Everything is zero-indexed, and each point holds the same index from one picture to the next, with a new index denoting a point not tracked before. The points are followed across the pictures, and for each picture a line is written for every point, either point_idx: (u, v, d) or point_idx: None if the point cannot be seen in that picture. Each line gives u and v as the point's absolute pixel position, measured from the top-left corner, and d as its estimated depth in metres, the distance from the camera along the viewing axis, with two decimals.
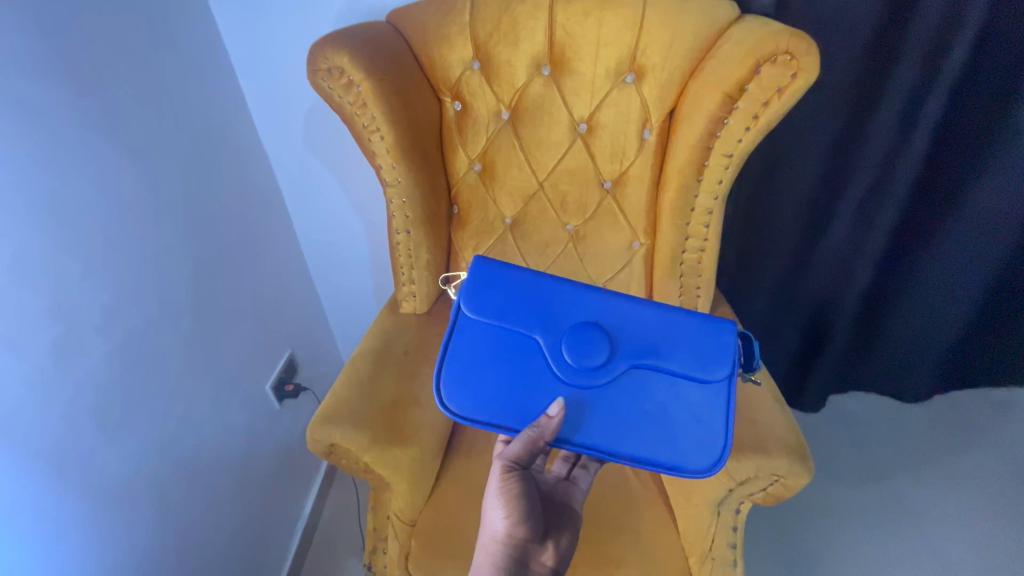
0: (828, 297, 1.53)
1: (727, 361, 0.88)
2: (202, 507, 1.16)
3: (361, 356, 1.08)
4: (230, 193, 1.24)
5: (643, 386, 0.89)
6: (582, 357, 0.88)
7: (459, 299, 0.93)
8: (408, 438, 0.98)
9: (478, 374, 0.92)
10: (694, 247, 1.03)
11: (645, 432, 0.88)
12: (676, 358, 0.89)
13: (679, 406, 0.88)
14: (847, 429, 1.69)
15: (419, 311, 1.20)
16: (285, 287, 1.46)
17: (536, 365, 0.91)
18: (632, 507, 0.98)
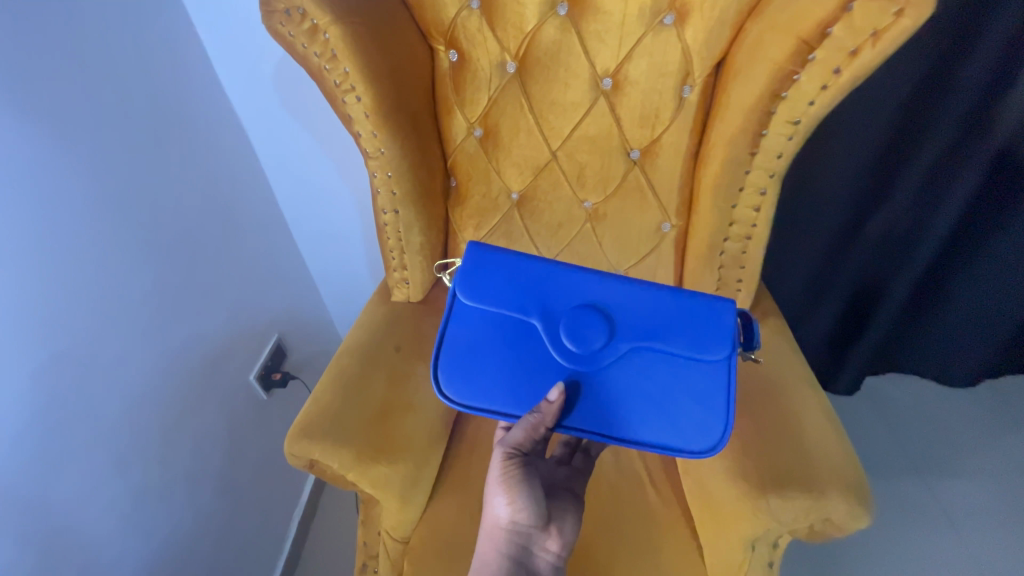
0: (874, 277, 1.33)
1: (728, 339, 0.75)
2: (182, 513, 1.07)
3: (347, 355, 0.95)
4: (193, 163, 1.05)
5: (644, 368, 0.75)
6: (582, 338, 0.74)
7: (455, 280, 0.77)
8: (398, 452, 0.87)
9: (478, 371, 0.76)
10: (738, 235, 0.85)
11: (652, 417, 0.74)
12: (674, 340, 0.75)
13: (685, 386, 0.75)
14: (888, 416, 1.51)
15: (414, 299, 1.06)
16: (266, 270, 1.29)
17: (534, 353, 0.76)
18: (652, 530, 0.87)
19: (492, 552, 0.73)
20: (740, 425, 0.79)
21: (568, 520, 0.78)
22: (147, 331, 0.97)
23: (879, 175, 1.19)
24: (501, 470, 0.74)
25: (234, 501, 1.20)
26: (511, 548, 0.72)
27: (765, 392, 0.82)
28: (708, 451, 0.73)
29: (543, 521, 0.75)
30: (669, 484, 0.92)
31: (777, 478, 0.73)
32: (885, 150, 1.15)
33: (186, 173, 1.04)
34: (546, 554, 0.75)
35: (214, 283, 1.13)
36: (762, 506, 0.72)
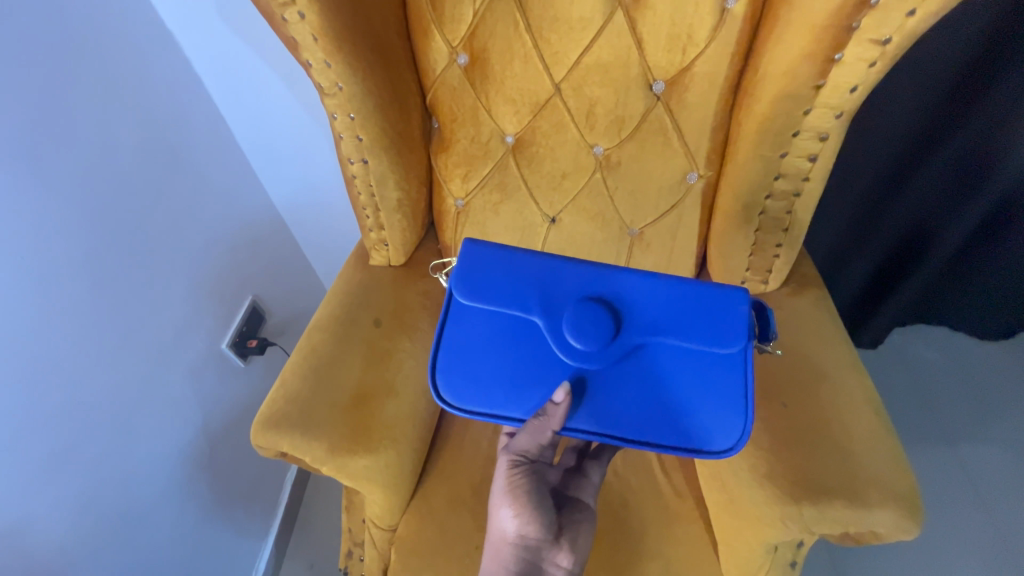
0: (927, 221, 1.09)
1: (741, 329, 0.62)
2: (157, 501, 0.95)
3: (319, 331, 0.83)
4: (105, 90, 0.83)
5: (659, 364, 0.63)
6: (588, 335, 0.61)
7: (450, 277, 0.65)
8: (379, 442, 0.77)
9: (480, 374, 0.65)
10: (784, 192, 0.69)
11: (669, 416, 0.63)
12: (689, 333, 0.63)
13: (706, 381, 0.64)
14: (932, 378, 1.32)
15: (395, 263, 0.94)
16: (221, 228, 1.08)
17: (536, 352, 0.64)
18: (661, 522, 0.79)
19: (499, 568, 0.65)
20: (769, 421, 0.68)
21: (581, 530, 0.69)
22: (75, 303, 0.80)
23: (961, 100, 0.94)
24: (507, 479, 0.67)
25: (216, 481, 1.09)
26: (520, 564, 0.64)
27: (800, 379, 0.70)
28: (730, 450, 0.62)
29: (552, 533, 0.66)
30: (681, 471, 0.84)
31: (813, 486, 0.62)
32: (974, 58, 0.90)
33: (96, 103, 0.82)
34: (560, 570, 0.66)
35: (159, 242, 0.94)
36: (793, 516, 0.62)
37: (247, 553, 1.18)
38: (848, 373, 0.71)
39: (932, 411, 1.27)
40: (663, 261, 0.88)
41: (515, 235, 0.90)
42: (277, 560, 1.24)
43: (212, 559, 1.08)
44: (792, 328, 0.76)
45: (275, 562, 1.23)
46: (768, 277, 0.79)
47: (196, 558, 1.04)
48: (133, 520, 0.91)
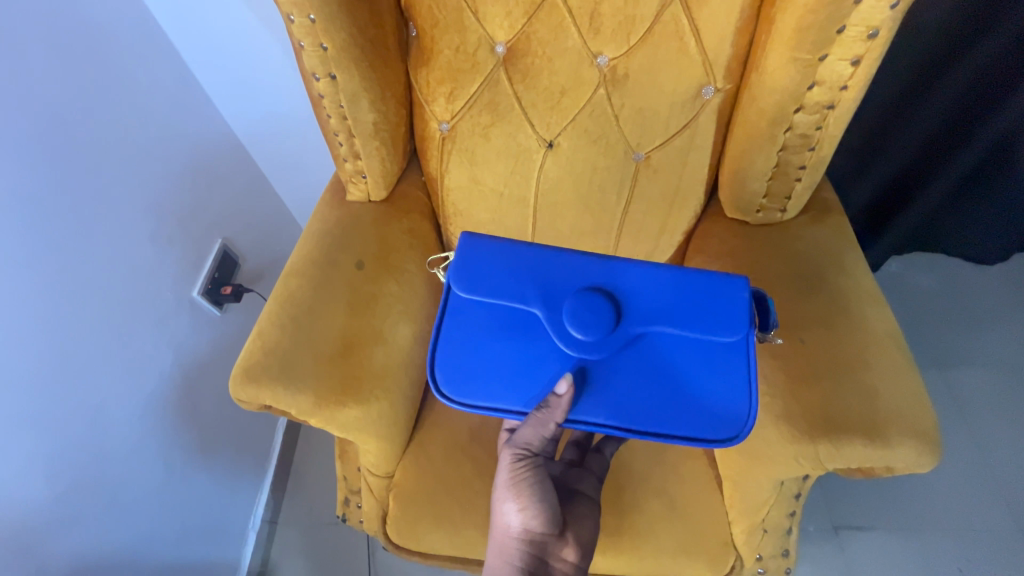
0: (933, 144, 1.02)
1: (741, 317, 0.59)
2: (141, 454, 0.92)
3: (297, 276, 0.77)
4: None
5: (662, 355, 0.60)
6: (589, 326, 0.58)
7: (450, 269, 0.62)
8: (371, 391, 0.73)
9: (481, 364, 0.62)
10: (818, 104, 0.61)
11: (674, 407, 0.60)
12: (692, 323, 0.59)
13: (710, 372, 0.60)
14: (931, 307, 1.30)
15: (376, 198, 0.85)
16: (171, 161, 0.95)
17: (537, 344, 0.61)
18: (665, 461, 0.78)
19: (504, 565, 0.62)
20: (784, 360, 0.65)
21: (585, 522, 0.67)
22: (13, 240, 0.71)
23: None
24: (510, 473, 0.64)
25: (203, 431, 1.05)
26: (526, 560, 0.62)
27: (817, 315, 0.66)
28: (733, 439, 0.59)
29: (557, 527, 0.64)
30: None
31: (831, 422, 0.60)
32: None
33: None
34: (564, 565, 0.64)
35: (102, 175, 0.83)
36: (808, 455, 0.60)
37: (244, 498, 1.17)
38: (869, 304, 0.67)
39: (928, 340, 1.27)
40: (669, 190, 0.81)
41: (509, 164, 0.81)
42: (275, 504, 1.23)
43: (206, 507, 1.07)
44: (809, 261, 0.71)
45: (272, 506, 1.23)
46: (786, 204, 0.73)
47: (187, 508, 1.02)
48: (117, 475, 0.87)
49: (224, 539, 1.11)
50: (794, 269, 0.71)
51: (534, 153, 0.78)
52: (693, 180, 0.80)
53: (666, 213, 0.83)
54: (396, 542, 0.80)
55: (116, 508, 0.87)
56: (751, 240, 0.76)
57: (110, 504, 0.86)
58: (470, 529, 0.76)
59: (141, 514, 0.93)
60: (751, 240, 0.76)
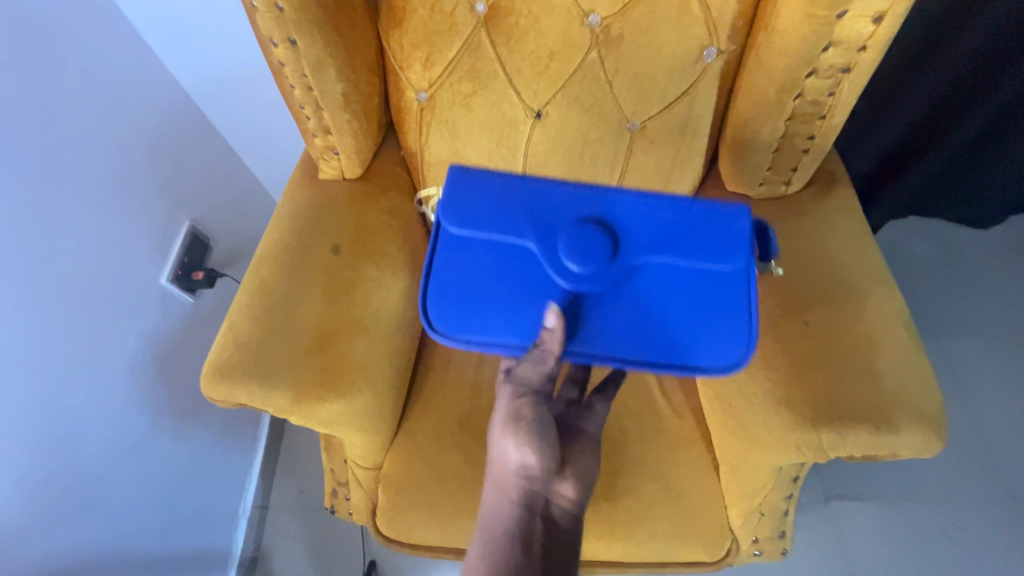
0: (937, 108, 0.96)
1: (745, 248, 0.55)
2: (118, 450, 0.88)
3: (268, 263, 0.71)
4: None
5: (662, 286, 0.57)
6: (585, 259, 0.55)
7: (441, 199, 0.57)
8: (352, 385, 0.68)
9: (471, 301, 0.58)
10: (833, 68, 0.56)
11: (671, 338, 0.57)
12: (691, 254, 0.56)
13: (710, 301, 0.57)
14: (928, 276, 1.28)
15: (351, 176, 0.79)
16: (125, 139, 0.86)
17: (528, 281, 0.57)
18: (660, 445, 0.75)
19: (502, 507, 0.56)
20: (787, 345, 0.62)
21: (588, 463, 0.61)
22: None
23: None
24: (507, 408, 0.59)
25: (184, 422, 1.02)
26: (524, 497, 0.56)
27: (822, 296, 0.63)
28: (733, 366, 0.56)
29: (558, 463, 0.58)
30: (682, 393, 0.79)
31: (836, 410, 0.57)
32: None
33: None
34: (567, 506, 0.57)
35: (55, 153, 0.75)
36: (811, 443, 0.58)
37: (232, 483, 1.15)
38: (877, 285, 0.63)
39: (924, 310, 1.25)
40: (666, 161, 0.75)
41: (495, 136, 0.75)
42: (264, 488, 1.21)
43: (193, 497, 1.05)
44: (816, 237, 0.67)
45: (262, 491, 1.21)
46: (792, 176, 0.68)
47: (172, 499, 1.00)
48: (94, 475, 0.83)
49: (213, 526, 1.10)
50: (797, 246, 0.67)
51: (520, 124, 0.72)
52: (692, 151, 0.75)
53: (664, 186, 0.78)
54: (386, 534, 0.77)
55: (95, 508, 0.84)
56: (754, 216, 0.72)
57: (90, 505, 0.83)
58: (462, 518, 0.75)
59: (123, 510, 0.90)
60: (755, 216, 0.71)
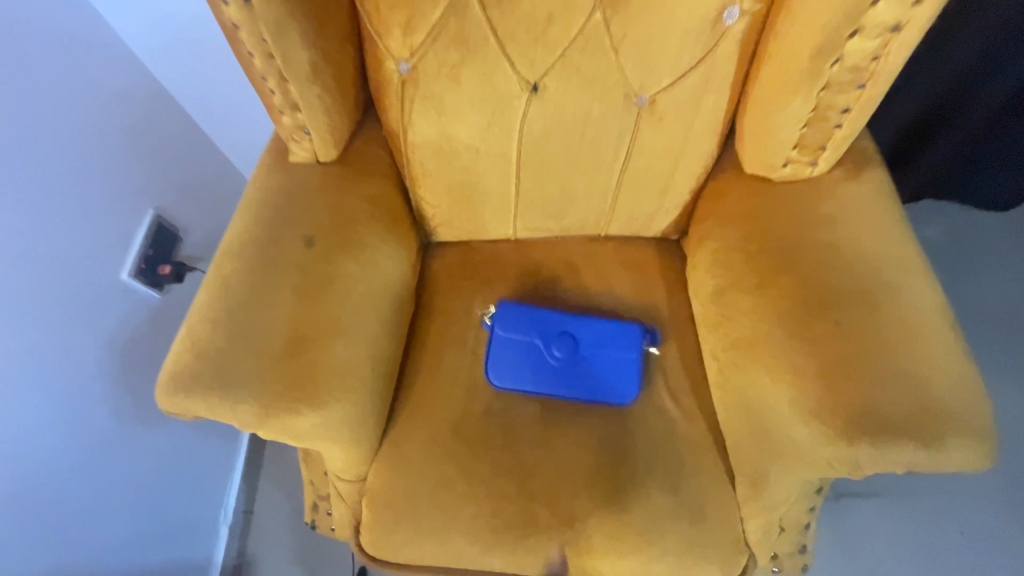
0: (993, 50, 0.84)
1: (636, 374, 0.72)
2: (88, 464, 0.79)
3: (233, 258, 0.63)
4: None
5: (594, 357, 0.73)
6: (566, 345, 0.72)
7: (496, 310, 0.75)
8: (329, 395, 0.61)
9: (502, 363, 0.73)
10: (880, 25, 0.49)
11: (598, 399, 0.72)
12: (614, 346, 0.73)
13: (621, 368, 0.72)
14: None
15: (326, 159, 0.70)
16: (76, 114, 0.77)
17: (530, 361, 0.73)
18: (671, 453, 0.69)
19: None
20: (816, 346, 0.56)
21: None
22: None
23: None
24: None
25: (166, 429, 0.93)
26: None
27: (856, 291, 0.56)
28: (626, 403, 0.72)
29: None
30: (693, 395, 0.73)
31: (873, 420, 0.51)
32: None
33: None
34: None
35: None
36: (846, 458, 0.52)
37: (211, 494, 1.03)
38: (918, 279, 0.56)
39: None
40: (677, 140, 0.69)
41: (485, 112, 0.67)
42: (249, 492, 1.10)
43: (171, 515, 0.95)
44: (847, 223, 0.60)
45: (247, 493, 1.10)
46: (821, 155, 0.61)
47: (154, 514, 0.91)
48: (52, 496, 0.73)
49: (195, 539, 1.00)
50: (827, 236, 0.60)
51: (513, 96, 0.65)
52: (705, 129, 0.68)
53: (673, 168, 0.72)
54: (370, 553, 0.70)
55: (62, 529, 0.75)
56: (777, 201, 0.64)
57: (55, 526, 0.74)
58: (456, 537, 0.67)
59: (98, 529, 0.81)
60: (778, 202, 0.64)
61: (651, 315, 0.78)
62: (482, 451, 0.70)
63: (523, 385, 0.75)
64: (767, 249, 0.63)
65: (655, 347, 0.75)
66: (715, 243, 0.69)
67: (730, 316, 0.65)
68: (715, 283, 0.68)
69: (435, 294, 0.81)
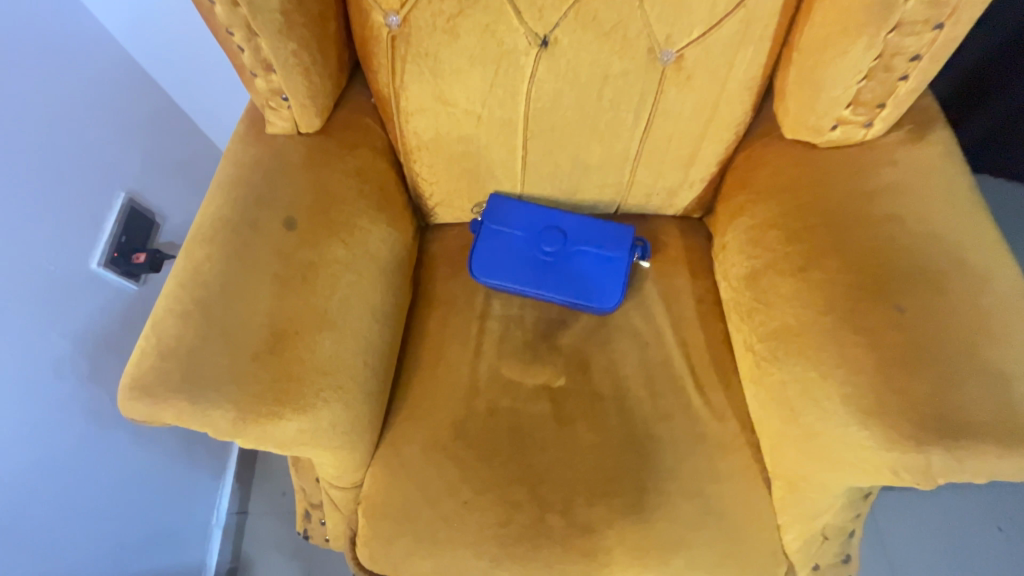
0: None
1: (620, 275, 0.70)
2: (65, 469, 0.71)
3: (203, 244, 0.56)
4: None
5: (583, 259, 0.70)
6: (556, 238, 0.70)
7: (488, 201, 0.71)
8: (316, 396, 0.54)
9: (489, 253, 0.71)
10: None
11: (574, 294, 0.70)
12: (602, 250, 0.70)
13: (605, 271, 0.70)
14: None
15: (307, 130, 0.62)
16: (33, 79, 0.68)
17: (516, 255, 0.71)
18: (698, 454, 0.62)
19: None
20: (872, 337, 0.48)
21: None
22: None
23: None
24: None
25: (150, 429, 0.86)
26: None
27: (918, 273, 0.49)
28: (603, 309, 0.70)
29: None
30: (722, 390, 0.66)
31: (946, 424, 0.43)
32: None
33: None
34: None
35: None
36: (911, 465, 0.45)
37: (203, 497, 0.98)
38: (990, 260, 0.49)
39: None
40: (705, 103, 0.61)
41: (489, 73, 0.59)
42: (242, 493, 1.04)
43: (158, 522, 0.88)
44: (907, 194, 0.52)
45: (240, 495, 1.04)
46: (877, 114, 0.53)
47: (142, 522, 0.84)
48: (22, 510, 0.66)
49: (185, 545, 0.93)
50: (880, 211, 0.52)
51: (518, 53, 0.58)
52: (737, 89, 0.60)
53: (700, 135, 0.64)
54: (368, 567, 0.64)
55: (35, 543, 0.68)
56: (823, 172, 0.56)
57: (27, 540, 0.67)
58: (461, 551, 0.61)
59: (77, 541, 0.74)
60: (825, 171, 0.56)
61: (673, 302, 0.70)
62: (490, 455, 0.63)
63: (533, 380, 0.68)
64: (812, 226, 0.55)
65: (647, 260, 0.72)
66: (750, 221, 0.61)
67: (767, 303, 0.57)
68: (748, 266, 0.60)
69: (435, 282, 0.74)
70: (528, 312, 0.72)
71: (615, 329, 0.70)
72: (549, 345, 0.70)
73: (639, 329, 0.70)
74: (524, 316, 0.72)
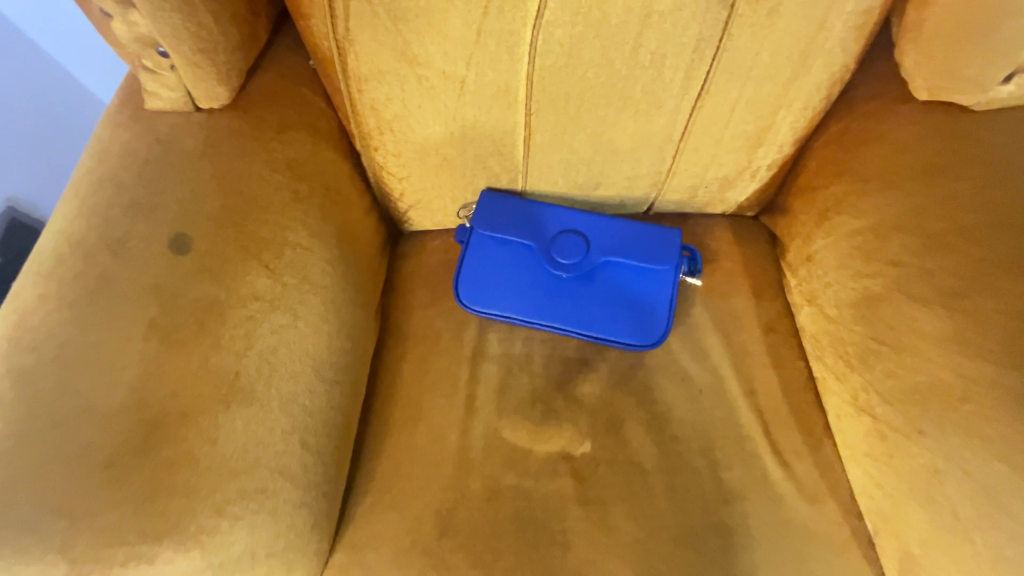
0: None
1: (665, 297, 0.51)
2: None
3: (44, 281, 0.36)
4: None
5: (615, 278, 0.52)
6: (575, 248, 0.51)
7: (479, 200, 0.52)
8: (217, 513, 0.34)
9: (485, 273, 0.52)
10: None
11: (603, 327, 0.51)
12: (642, 263, 0.51)
13: (645, 294, 0.51)
14: None
15: (210, 105, 0.43)
16: None
17: (523, 274, 0.52)
18: (788, 554, 0.44)
19: None
20: None
21: None
22: None
23: None
24: None
25: None
26: None
27: None
28: (644, 347, 0.51)
29: None
30: (811, 457, 0.47)
31: None
32: None
33: None
34: None
35: None
36: None
37: None
38: None
39: None
40: (789, 53, 0.42)
41: (475, 13, 0.40)
42: None
43: None
44: None
45: None
46: None
47: None
48: None
49: None
50: None
51: None
52: (837, 31, 0.41)
53: (777, 102, 0.45)
54: None
55: None
56: (974, 155, 0.40)
57: None
58: None
59: None
60: (975, 155, 0.40)
61: (733, 333, 0.51)
62: (489, 564, 0.44)
63: (545, 448, 0.48)
64: (967, 231, 0.39)
65: (697, 277, 0.53)
66: (859, 222, 0.43)
67: (899, 343, 0.40)
68: (860, 287, 0.43)
69: (408, 312, 0.54)
70: (536, 351, 0.53)
71: (656, 371, 0.51)
72: (566, 396, 0.50)
73: (689, 371, 0.51)
74: (530, 356, 0.53)
